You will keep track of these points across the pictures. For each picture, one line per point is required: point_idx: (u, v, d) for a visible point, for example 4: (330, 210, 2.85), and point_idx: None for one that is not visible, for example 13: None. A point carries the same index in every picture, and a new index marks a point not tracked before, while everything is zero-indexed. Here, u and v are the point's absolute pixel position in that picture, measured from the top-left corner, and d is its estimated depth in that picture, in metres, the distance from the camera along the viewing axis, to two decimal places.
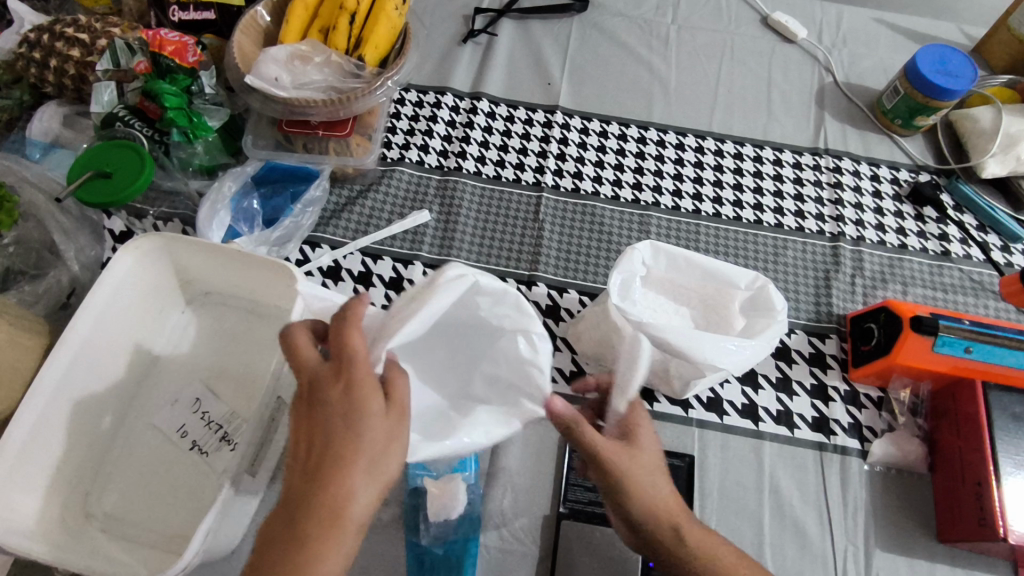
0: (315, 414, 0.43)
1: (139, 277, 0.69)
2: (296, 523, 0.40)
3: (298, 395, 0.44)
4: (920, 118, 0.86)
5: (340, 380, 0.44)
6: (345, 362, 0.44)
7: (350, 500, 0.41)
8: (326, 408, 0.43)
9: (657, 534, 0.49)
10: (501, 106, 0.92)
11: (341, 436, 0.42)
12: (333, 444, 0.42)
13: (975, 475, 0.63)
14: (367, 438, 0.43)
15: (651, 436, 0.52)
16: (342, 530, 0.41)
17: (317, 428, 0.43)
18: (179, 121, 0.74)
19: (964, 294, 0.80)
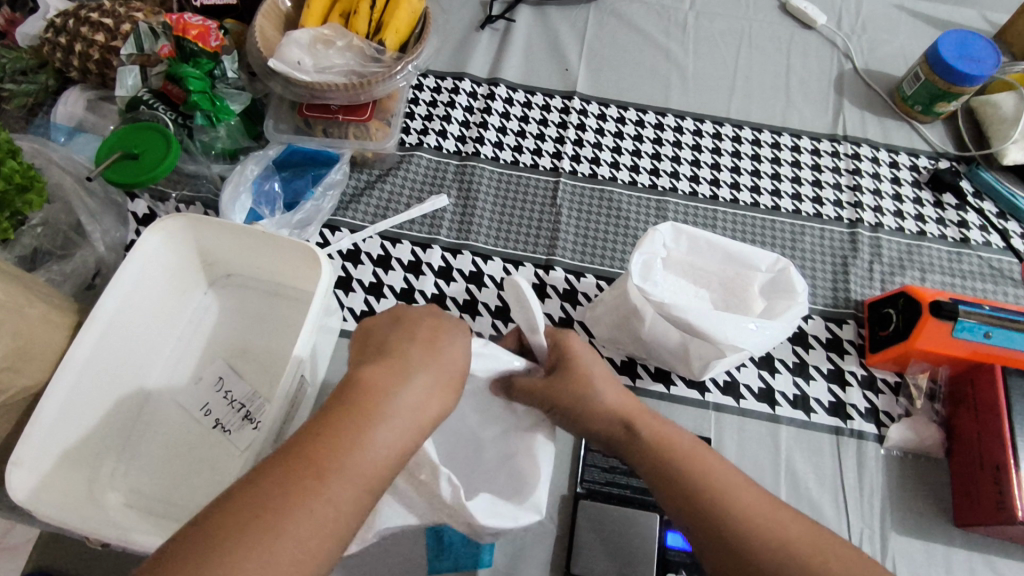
0: (443, 321, 0.50)
1: (165, 256, 0.70)
2: (372, 404, 0.42)
3: (423, 334, 0.49)
4: (941, 104, 0.85)
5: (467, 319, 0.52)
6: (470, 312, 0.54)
7: (427, 409, 0.44)
8: (451, 323, 0.51)
9: (612, 433, 0.54)
10: (519, 92, 0.92)
11: (450, 351, 0.48)
12: (446, 352, 0.48)
13: (993, 459, 0.63)
14: (459, 360, 0.48)
15: (587, 353, 0.56)
16: (409, 429, 0.42)
17: (434, 333, 0.49)
18: (203, 105, 0.75)
19: (983, 281, 0.80)
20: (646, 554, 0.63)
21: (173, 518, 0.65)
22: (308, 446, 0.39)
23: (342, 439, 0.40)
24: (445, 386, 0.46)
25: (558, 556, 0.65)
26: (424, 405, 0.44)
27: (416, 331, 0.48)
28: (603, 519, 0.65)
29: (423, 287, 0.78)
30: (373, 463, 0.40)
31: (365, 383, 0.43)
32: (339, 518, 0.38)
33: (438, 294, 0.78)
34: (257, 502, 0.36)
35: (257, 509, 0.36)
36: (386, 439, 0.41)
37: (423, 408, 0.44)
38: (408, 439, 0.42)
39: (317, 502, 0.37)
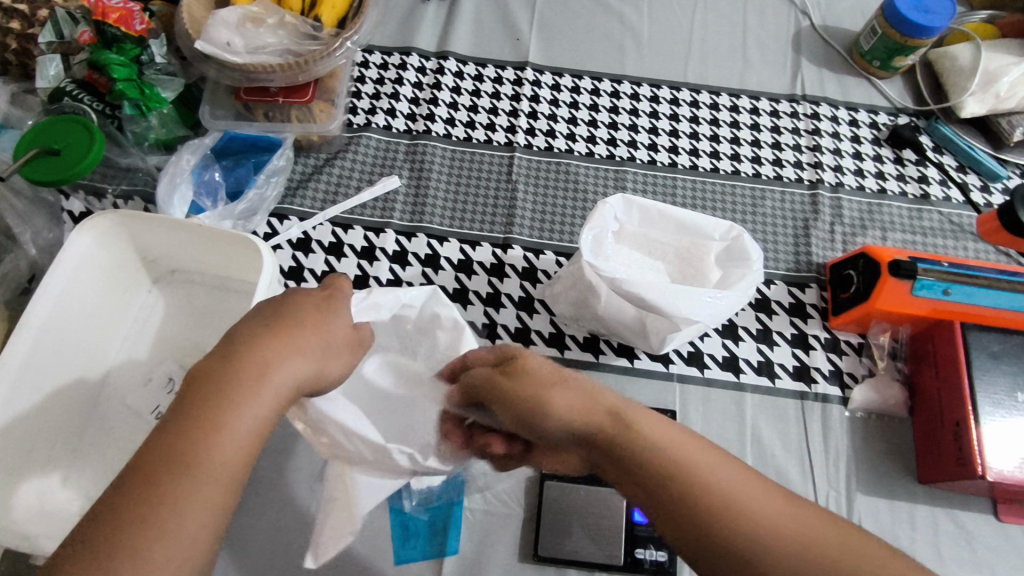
0: (291, 296, 0.46)
1: (97, 254, 0.66)
2: (221, 390, 0.37)
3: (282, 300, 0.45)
4: (899, 58, 0.84)
5: (328, 293, 0.48)
6: (333, 287, 0.49)
7: (274, 377, 0.39)
8: (301, 296, 0.46)
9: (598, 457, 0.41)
10: (469, 65, 0.89)
11: (303, 317, 0.44)
12: (295, 321, 0.43)
13: (954, 416, 0.63)
14: (310, 323, 0.43)
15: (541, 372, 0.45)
16: (259, 402, 0.38)
17: (282, 307, 0.44)
18: (130, 93, 0.71)
19: (943, 236, 0.79)
20: (613, 530, 0.63)
21: None
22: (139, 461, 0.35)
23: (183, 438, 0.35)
24: (296, 350, 0.41)
25: (525, 539, 0.64)
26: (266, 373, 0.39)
27: (263, 311, 0.43)
28: (568, 499, 0.65)
29: (378, 273, 0.76)
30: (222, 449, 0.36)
31: (194, 379, 0.38)
32: (195, 519, 0.34)
33: (393, 280, 0.75)
34: (96, 539, 0.33)
35: (94, 545, 0.32)
36: (228, 423, 0.37)
37: (273, 381, 0.39)
38: (260, 415, 0.38)
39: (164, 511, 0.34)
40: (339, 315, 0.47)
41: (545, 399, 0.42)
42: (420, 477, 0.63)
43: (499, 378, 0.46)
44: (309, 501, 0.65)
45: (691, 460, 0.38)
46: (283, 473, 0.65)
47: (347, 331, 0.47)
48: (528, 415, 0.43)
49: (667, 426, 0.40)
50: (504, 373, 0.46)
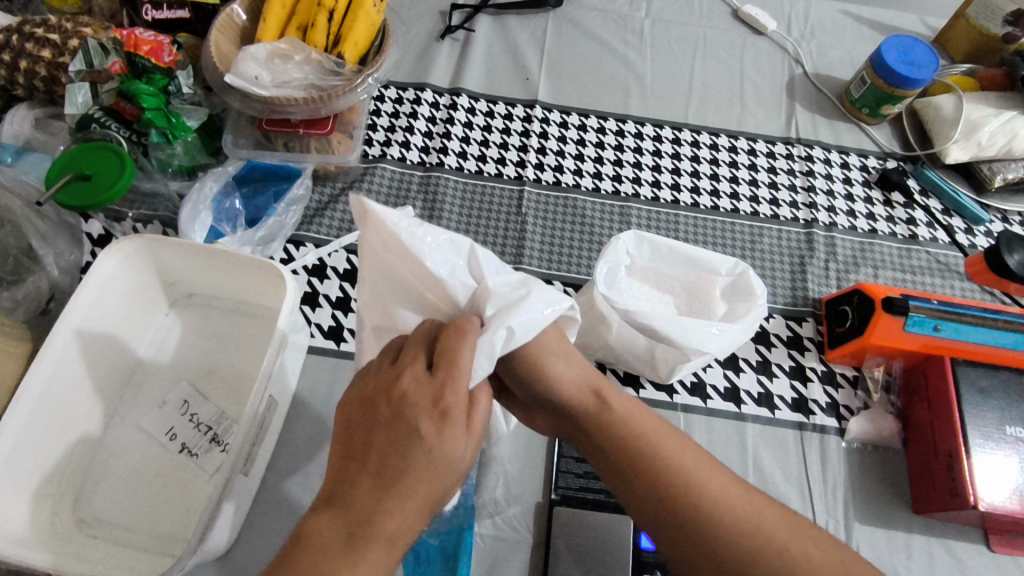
0: (400, 431, 0.43)
1: (122, 280, 0.68)
2: (336, 548, 0.39)
3: (396, 425, 0.43)
4: (886, 107, 0.89)
5: (438, 409, 0.43)
6: (447, 393, 0.44)
7: (397, 534, 0.41)
8: (410, 426, 0.43)
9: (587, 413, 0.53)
10: (481, 102, 0.93)
11: (414, 467, 0.42)
12: (406, 473, 0.42)
13: (946, 447, 0.66)
14: (426, 471, 0.42)
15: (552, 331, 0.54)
16: (381, 563, 0.40)
17: (392, 447, 0.42)
18: (158, 122, 0.73)
19: (931, 275, 0.83)
20: (620, 556, 0.64)
21: (140, 547, 0.63)
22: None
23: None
24: (412, 504, 0.41)
25: (534, 564, 0.66)
26: (387, 532, 0.40)
27: (373, 453, 0.43)
28: (578, 525, 0.66)
29: None
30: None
31: (316, 532, 0.40)
32: None
33: None
34: None
35: None
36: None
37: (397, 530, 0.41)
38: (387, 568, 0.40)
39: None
40: (454, 441, 0.43)
41: (546, 363, 0.53)
42: None
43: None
44: None
45: (657, 434, 0.51)
46: (297, 497, 0.67)
47: (465, 456, 0.44)
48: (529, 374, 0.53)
49: (641, 408, 0.53)
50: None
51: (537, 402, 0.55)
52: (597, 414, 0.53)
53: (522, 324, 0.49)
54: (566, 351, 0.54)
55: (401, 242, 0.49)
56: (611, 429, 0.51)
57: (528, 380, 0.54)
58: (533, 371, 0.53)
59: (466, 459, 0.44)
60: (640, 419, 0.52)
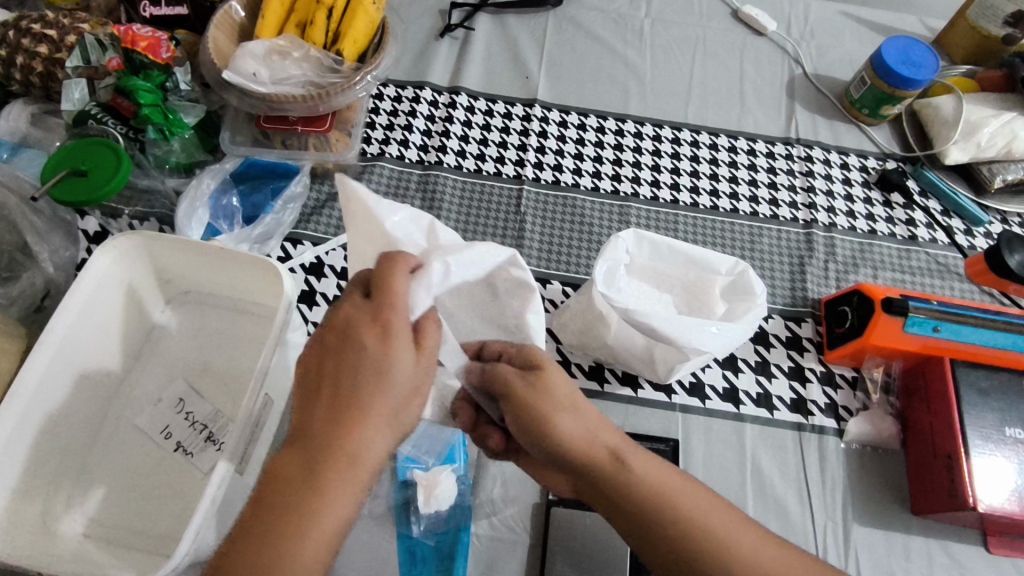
0: (346, 354, 0.44)
1: (117, 277, 0.67)
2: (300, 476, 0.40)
3: (340, 350, 0.44)
4: (886, 107, 0.89)
5: (380, 328, 0.44)
6: (386, 312, 0.45)
7: (361, 453, 0.41)
8: (355, 348, 0.44)
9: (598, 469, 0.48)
10: (480, 100, 0.92)
11: (364, 386, 0.43)
12: (358, 392, 0.43)
13: (945, 449, 0.66)
14: (373, 387, 0.43)
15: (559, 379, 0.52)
16: (350, 480, 0.41)
17: (341, 375, 0.43)
18: (155, 118, 0.73)
19: (930, 276, 0.83)
20: (618, 557, 0.64)
21: (135, 547, 0.63)
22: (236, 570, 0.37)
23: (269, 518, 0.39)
24: (370, 422, 0.42)
25: (531, 564, 0.66)
26: (350, 454, 0.41)
27: (325, 382, 0.43)
28: (575, 525, 0.66)
29: None
30: (325, 535, 0.39)
31: (280, 468, 0.41)
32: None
33: None
34: None
35: None
36: (325, 512, 0.40)
37: (354, 449, 0.41)
38: (353, 487, 0.41)
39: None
40: (400, 355, 0.44)
41: (554, 415, 0.49)
42: (428, 503, 0.65)
43: (517, 383, 0.51)
44: None
45: (678, 492, 0.46)
46: None
47: (413, 371, 0.45)
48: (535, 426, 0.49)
49: (658, 461, 0.48)
50: (523, 380, 0.51)
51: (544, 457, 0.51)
52: (610, 475, 0.47)
53: (456, 266, 0.49)
54: (575, 403, 0.50)
55: (366, 207, 0.51)
56: (630, 493, 0.46)
57: (538, 441, 0.49)
58: (540, 428, 0.49)
59: (418, 374, 0.46)
60: (658, 476, 0.47)
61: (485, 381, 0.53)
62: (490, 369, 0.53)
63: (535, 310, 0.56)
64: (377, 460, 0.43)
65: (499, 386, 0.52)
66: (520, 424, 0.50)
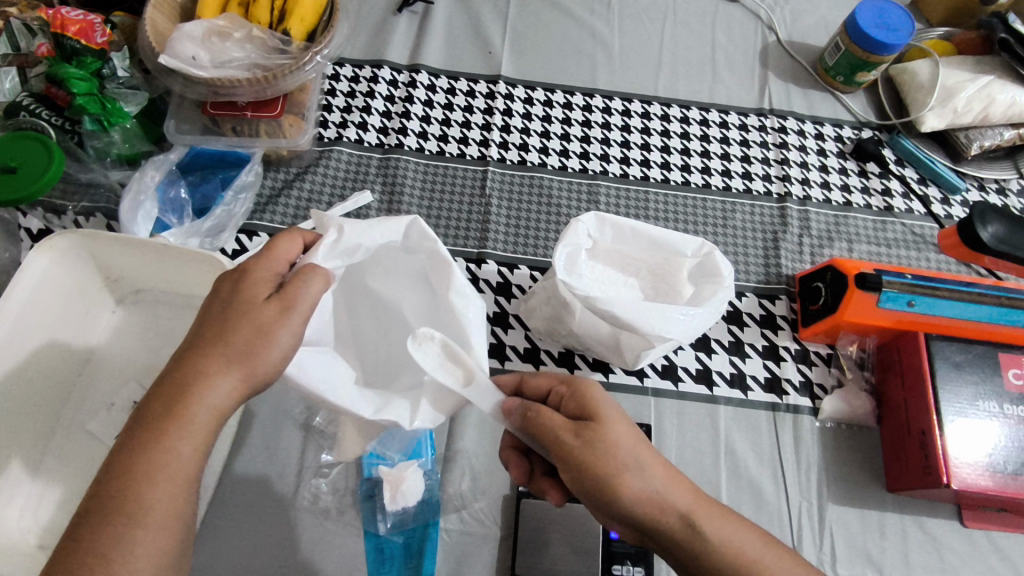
0: (210, 304, 0.47)
1: (58, 277, 0.64)
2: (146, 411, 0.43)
3: (209, 302, 0.47)
4: (861, 74, 0.86)
5: (236, 280, 0.47)
6: (245, 268, 0.48)
7: (198, 386, 0.43)
8: (215, 301, 0.47)
9: (668, 534, 0.45)
10: (441, 78, 0.88)
11: (212, 328, 0.45)
12: (206, 334, 0.45)
13: (919, 425, 0.65)
14: (217, 328, 0.45)
15: (617, 428, 0.47)
16: (184, 411, 0.42)
17: (203, 323, 0.46)
18: (91, 108, 0.69)
19: (906, 248, 0.81)
20: (589, 548, 0.63)
21: None
22: (90, 503, 0.40)
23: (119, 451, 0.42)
24: (210, 360, 0.44)
25: (502, 558, 0.64)
26: (190, 391, 0.43)
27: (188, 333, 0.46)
28: (547, 516, 0.64)
29: None
30: (174, 468, 0.42)
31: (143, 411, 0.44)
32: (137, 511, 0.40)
33: None
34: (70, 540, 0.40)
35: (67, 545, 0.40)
36: (169, 446, 0.42)
37: (190, 383, 0.43)
38: (192, 419, 0.42)
39: (130, 527, 0.40)
40: (248, 299, 0.46)
41: (620, 482, 0.45)
42: (395, 498, 0.62)
43: (570, 441, 0.47)
44: (283, 525, 0.64)
45: (754, 555, 0.45)
46: (256, 500, 0.65)
47: (264, 314, 0.45)
48: (600, 492, 0.45)
49: (730, 518, 0.46)
50: (576, 439, 0.47)
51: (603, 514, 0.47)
52: (680, 541, 0.45)
53: (354, 230, 0.53)
54: (637, 458, 0.45)
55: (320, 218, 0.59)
56: (704, 561, 0.44)
57: (602, 504, 0.46)
58: (603, 493, 0.45)
59: (270, 315, 0.46)
60: (732, 538, 0.45)
61: (530, 427, 0.50)
62: (537, 417, 0.49)
63: (459, 291, 0.54)
64: (224, 399, 0.44)
65: (552, 443, 0.48)
66: (580, 484, 0.46)
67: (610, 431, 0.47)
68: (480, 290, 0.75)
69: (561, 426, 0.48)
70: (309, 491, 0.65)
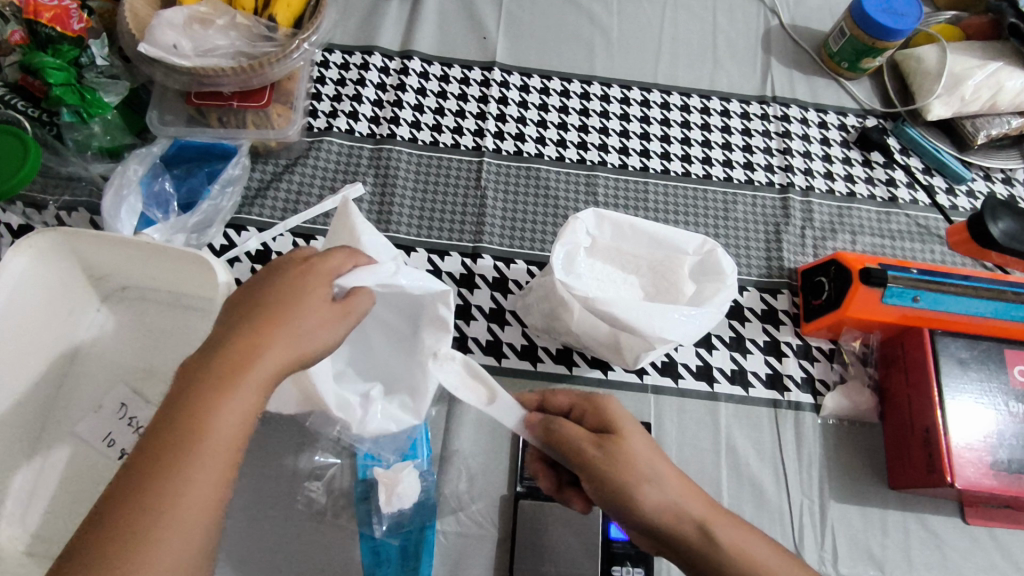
0: (268, 282, 0.46)
1: (39, 277, 0.62)
2: (200, 373, 0.40)
3: (263, 280, 0.46)
4: (866, 60, 0.83)
5: (301, 266, 0.47)
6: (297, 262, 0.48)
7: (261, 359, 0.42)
8: (274, 279, 0.46)
9: (684, 546, 0.44)
10: (434, 65, 0.85)
11: (273, 306, 0.44)
12: (267, 310, 0.44)
13: (923, 422, 0.64)
14: (281, 306, 0.44)
15: (636, 439, 0.47)
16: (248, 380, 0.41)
17: (258, 298, 0.45)
18: (70, 100, 0.66)
19: (910, 240, 0.80)
20: (588, 550, 0.62)
21: None
22: (129, 471, 0.37)
23: (166, 414, 0.39)
24: (274, 336, 0.43)
25: (500, 560, 0.63)
26: (252, 362, 0.41)
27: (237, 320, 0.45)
28: (544, 517, 0.63)
29: None
30: (225, 437, 0.39)
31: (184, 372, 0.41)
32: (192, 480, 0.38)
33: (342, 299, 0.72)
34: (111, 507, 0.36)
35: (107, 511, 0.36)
36: (217, 413, 0.39)
37: (253, 354, 0.42)
38: (254, 393, 0.41)
39: (174, 499, 0.37)
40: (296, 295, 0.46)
41: (635, 493, 0.45)
42: (391, 501, 0.60)
43: (590, 452, 0.47)
44: (276, 529, 0.63)
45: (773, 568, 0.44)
46: (248, 504, 0.63)
47: (330, 309, 0.46)
48: (618, 503, 0.45)
49: (750, 531, 0.45)
50: (596, 449, 0.47)
51: (622, 525, 0.48)
52: (697, 554, 0.44)
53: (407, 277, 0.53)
54: (656, 469, 0.45)
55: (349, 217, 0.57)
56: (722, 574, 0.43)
57: (621, 515, 0.46)
58: (620, 502, 0.46)
59: (333, 310, 0.46)
60: (753, 554, 0.43)
61: (552, 441, 0.51)
62: (558, 430, 0.50)
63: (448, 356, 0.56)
64: (278, 375, 0.43)
65: (573, 454, 0.48)
66: (598, 497, 0.47)
67: (630, 442, 0.47)
68: (476, 286, 0.74)
69: (578, 438, 0.49)
70: (302, 495, 0.64)
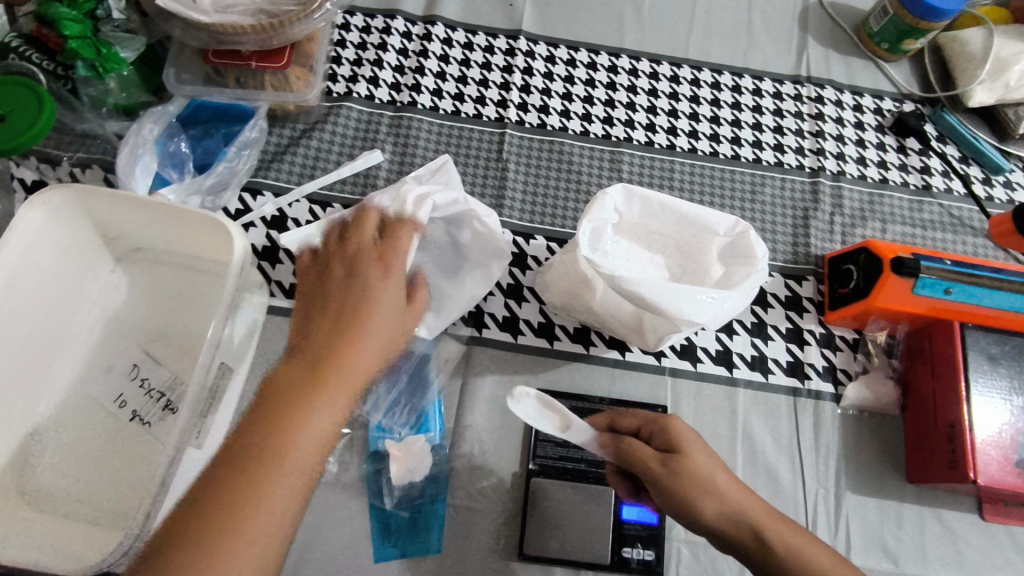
0: (359, 272, 0.48)
1: (51, 233, 0.60)
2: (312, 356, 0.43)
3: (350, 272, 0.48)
4: (909, 41, 0.80)
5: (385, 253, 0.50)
6: (354, 240, 0.50)
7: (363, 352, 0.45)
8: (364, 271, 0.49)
9: (744, 552, 0.45)
10: (459, 32, 0.83)
11: (365, 300, 0.47)
12: (365, 304, 0.46)
13: (947, 418, 0.62)
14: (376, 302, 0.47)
15: (700, 454, 0.47)
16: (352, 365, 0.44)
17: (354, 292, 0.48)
18: (85, 53, 0.64)
19: (943, 230, 0.77)
20: (600, 530, 0.62)
21: (87, 521, 0.59)
22: (234, 453, 0.39)
23: (282, 389, 0.41)
24: (373, 328, 0.46)
25: (510, 536, 0.63)
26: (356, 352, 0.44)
27: (318, 303, 0.46)
28: (556, 496, 0.63)
29: None
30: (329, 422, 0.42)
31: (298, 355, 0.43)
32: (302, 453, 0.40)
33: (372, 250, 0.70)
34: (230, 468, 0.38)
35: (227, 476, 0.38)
36: (325, 399, 0.42)
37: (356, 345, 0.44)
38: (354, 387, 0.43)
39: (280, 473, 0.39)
40: (369, 231, 0.50)
41: (697, 505, 0.45)
42: (403, 472, 0.62)
43: (654, 468, 0.48)
44: None
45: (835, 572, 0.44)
46: None
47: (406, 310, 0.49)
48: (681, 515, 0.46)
49: (813, 539, 0.45)
50: (660, 466, 0.47)
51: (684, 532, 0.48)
52: (757, 561, 0.45)
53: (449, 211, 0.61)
54: (717, 482, 0.46)
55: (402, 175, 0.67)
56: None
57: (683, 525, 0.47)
58: (684, 514, 0.46)
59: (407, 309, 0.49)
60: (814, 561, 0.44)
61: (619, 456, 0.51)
62: (625, 446, 0.50)
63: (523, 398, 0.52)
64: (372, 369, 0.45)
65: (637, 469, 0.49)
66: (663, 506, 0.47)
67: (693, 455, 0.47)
68: None
69: (641, 454, 0.49)
70: None
